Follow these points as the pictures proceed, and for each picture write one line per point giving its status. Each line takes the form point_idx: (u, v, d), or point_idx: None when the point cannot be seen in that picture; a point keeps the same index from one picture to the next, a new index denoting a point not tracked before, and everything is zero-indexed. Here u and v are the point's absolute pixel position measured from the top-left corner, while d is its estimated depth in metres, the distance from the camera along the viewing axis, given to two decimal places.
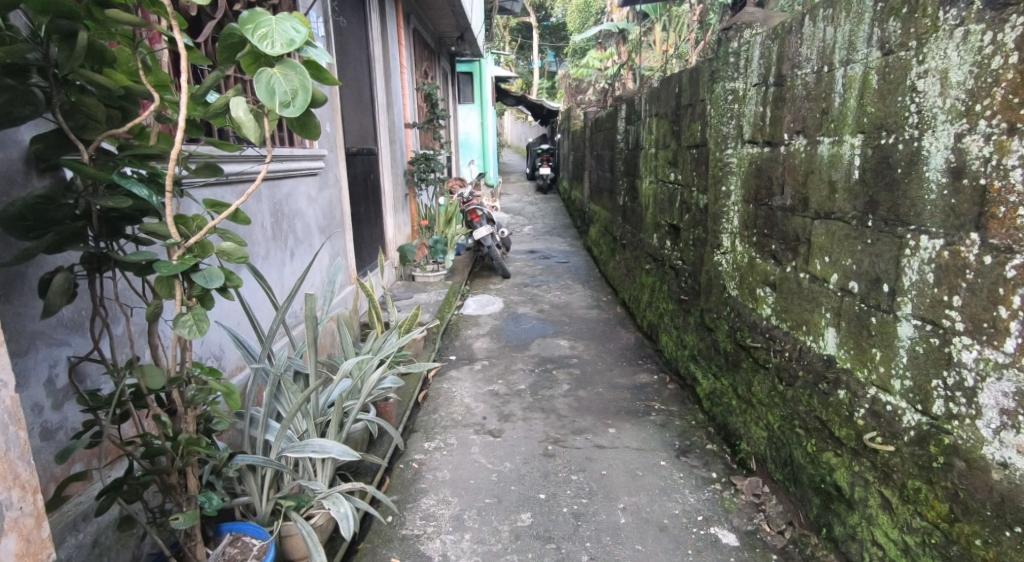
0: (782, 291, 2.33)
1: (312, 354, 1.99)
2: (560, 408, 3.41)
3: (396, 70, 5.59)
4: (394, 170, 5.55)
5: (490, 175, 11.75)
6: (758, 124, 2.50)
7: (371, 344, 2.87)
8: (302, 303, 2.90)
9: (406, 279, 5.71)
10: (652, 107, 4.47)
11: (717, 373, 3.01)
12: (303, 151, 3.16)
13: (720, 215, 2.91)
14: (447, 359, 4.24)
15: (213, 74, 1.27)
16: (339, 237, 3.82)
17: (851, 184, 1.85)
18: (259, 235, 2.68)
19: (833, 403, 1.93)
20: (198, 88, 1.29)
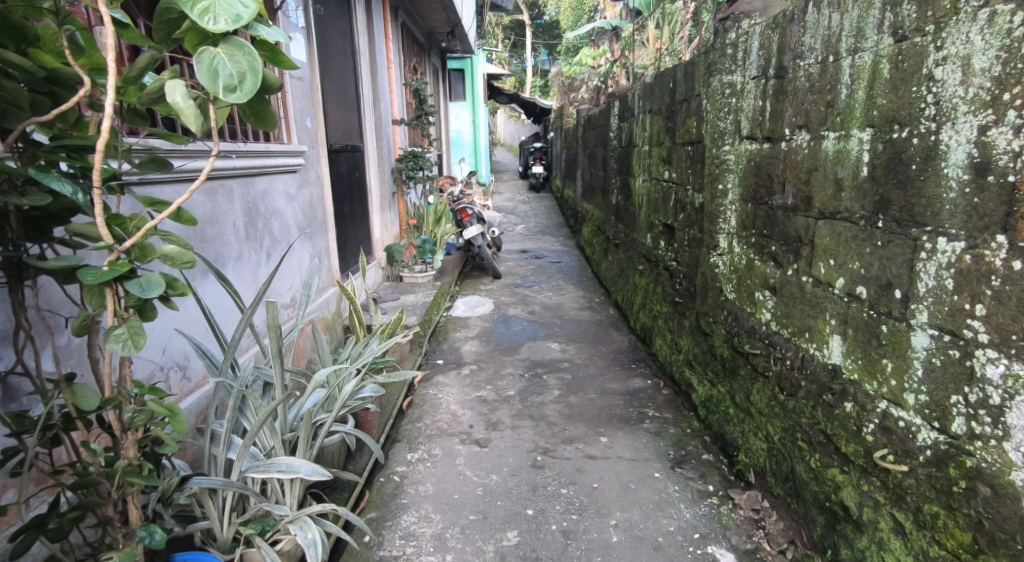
0: (782, 294, 2.21)
1: (276, 369, 1.83)
2: (550, 415, 3.28)
3: (382, 65, 5.43)
4: (382, 168, 5.40)
5: (483, 173, 11.62)
6: (757, 119, 2.37)
7: (351, 351, 2.73)
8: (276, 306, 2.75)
9: (394, 281, 5.57)
10: (646, 103, 4.34)
11: (714, 380, 2.89)
12: (280, 146, 3.01)
13: (717, 215, 2.78)
14: (434, 364, 4.11)
15: (146, 54, 1.12)
16: (321, 237, 3.69)
17: (859, 182, 1.72)
18: (230, 235, 2.56)
19: (839, 416, 1.81)
20: (130, 70, 1.14)
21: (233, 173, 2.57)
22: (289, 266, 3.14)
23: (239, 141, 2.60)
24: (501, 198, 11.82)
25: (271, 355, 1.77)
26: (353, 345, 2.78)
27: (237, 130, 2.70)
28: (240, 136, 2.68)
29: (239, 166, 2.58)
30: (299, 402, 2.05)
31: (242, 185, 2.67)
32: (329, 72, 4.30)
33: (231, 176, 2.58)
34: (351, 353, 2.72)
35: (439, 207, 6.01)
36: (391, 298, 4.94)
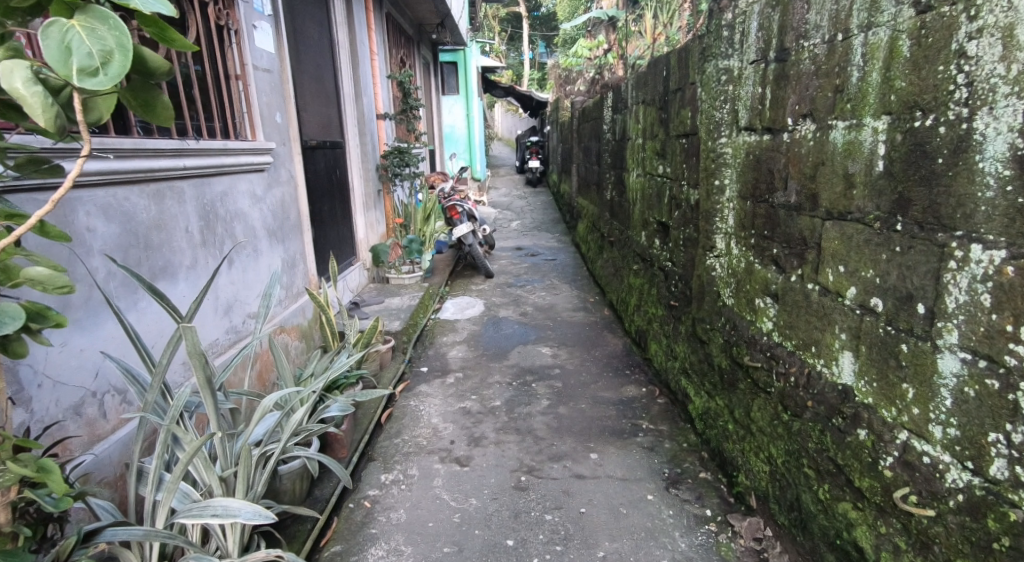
0: (784, 302, 2.00)
1: (207, 402, 1.60)
2: (537, 428, 3.07)
3: (364, 56, 5.20)
4: (366, 165, 5.18)
5: (477, 169, 11.38)
6: (757, 107, 2.15)
7: (315, 367, 2.54)
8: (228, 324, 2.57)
9: (380, 282, 5.35)
10: (640, 93, 4.11)
11: (711, 392, 2.68)
12: (243, 144, 2.77)
13: (712, 213, 2.56)
14: (418, 371, 3.90)
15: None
16: (295, 240, 3.47)
17: (872, 178, 1.50)
18: (184, 241, 2.32)
19: (850, 444, 1.60)
20: None
21: (185, 174, 2.33)
22: (255, 272, 2.93)
23: (190, 140, 2.36)
24: (495, 194, 11.58)
25: (196, 386, 1.54)
26: (317, 360, 2.59)
27: (190, 127, 2.45)
28: (194, 134, 2.43)
29: (191, 166, 2.34)
30: (246, 430, 1.86)
31: (197, 186, 2.44)
32: (303, 64, 4.08)
33: (184, 177, 2.34)
34: (315, 369, 2.53)
35: (427, 204, 5.79)
36: (375, 301, 4.73)
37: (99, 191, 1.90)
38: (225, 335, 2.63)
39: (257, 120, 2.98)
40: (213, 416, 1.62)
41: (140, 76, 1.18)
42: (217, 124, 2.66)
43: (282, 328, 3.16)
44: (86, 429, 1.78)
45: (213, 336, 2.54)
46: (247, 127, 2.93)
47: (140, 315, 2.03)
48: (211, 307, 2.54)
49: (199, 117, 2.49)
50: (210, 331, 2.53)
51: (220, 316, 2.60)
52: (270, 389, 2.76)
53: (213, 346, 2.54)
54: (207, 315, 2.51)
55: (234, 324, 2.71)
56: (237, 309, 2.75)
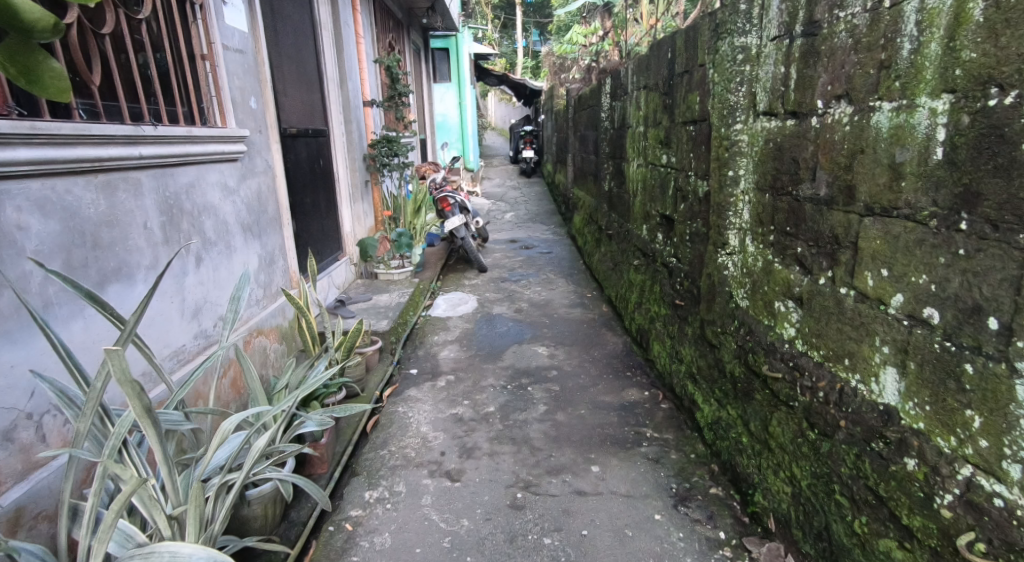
0: (811, 308, 1.80)
1: (149, 432, 1.37)
2: (534, 438, 2.87)
3: (350, 40, 4.96)
4: (352, 154, 4.94)
5: (471, 159, 11.13)
6: (779, 89, 1.95)
7: (290, 380, 2.30)
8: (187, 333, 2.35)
9: (368, 278, 5.12)
10: (641, 78, 3.89)
11: (721, 400, 2.48)
12: (211, 130, 2.53)
13: (725, 206, 2.35)
14: (407, 374, 3.69)
15: None
16: (274, 234, 3.26)
17: (927, 167, 1.30)
18: (142, 239, 2.08)
19: (895, 474, 1.40)
20: None
21: (142, 163, 2.09)
22: (228, 271, 2.70)
23: (147, 125, 2.11)
24: (489, 184, 11.33)
25: (133, 418, 1.31)
26: (293, 370, 2.35)
27: (147, 111, 2.20)
28: (151, 120, 2.18)
29: (148, 155, 2.09)
30: (203, 460, 1.62)
31: (158, 178, 2.20)
32: (282, 46, 3.84)
33: (141, 167, 2.10)
34: (290, 382, 2.29)
35: (418, 196, 5.57)
36: (361, 298, 4.50)
37: (33, 183, 1.68)
38: (193, 340, 2.41)
39: (229, 105, 2.73)
40: (158, 449, 1.39)
41: (20, 33, 1.18)
42: (179, 109, 2.41)
43: (257, 330, 2.96)
44: (20, 456, 1.55)
45: (179, 342, 2.33)
46: (216, 113, 2.68)
47: (86, 323, 1.80)
48: (177, 309, 2.32)
49: (157, 101, 2.24)
50: (176, 336, 2.31)
51: (188, 320, 2.38)
52: (245, 395, 2.57)
53: (180, 353, 2.32)
54: (172, 319, 2.29)
55: (205, 328, 2.49)
56: (208, 311, 2.53)
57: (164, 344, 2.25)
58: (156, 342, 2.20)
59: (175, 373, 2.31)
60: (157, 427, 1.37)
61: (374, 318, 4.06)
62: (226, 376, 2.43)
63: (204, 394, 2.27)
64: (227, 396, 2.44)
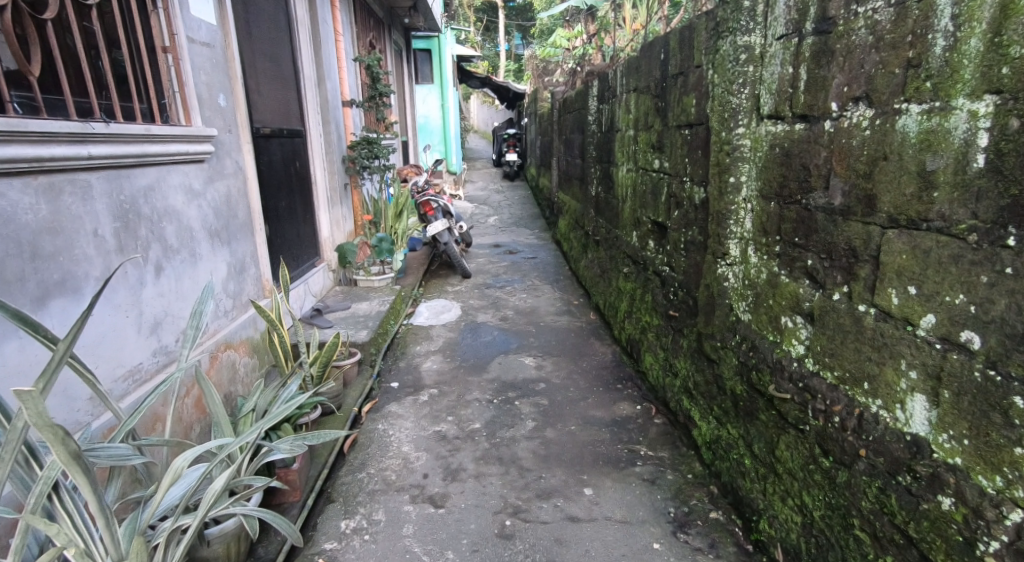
0: (822, 324, 1.68)
1: (79, 479, 1.26)
2: (523, 458, 2.74)
3: (328, 38, 4.81)
4: (331, 156, 4.77)
5: (453, 162, 10.94)
6: (787, 91, 1.83)
7: (257, 403, 2.15)
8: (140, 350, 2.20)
9: (346, 284, 4.95)
10: (630, 80, 3.78)
11: (720, 417, 2.35)
12: (173, 129, 2.37)
13: (725, 214, 2.22)
14: (387, 389, 3.53)
15: None
16: (243, 241, 3.10)
17: (965, 177, 1.21)
18: (92, 248, 1.94)
19: (927, 514, 1.30)
20: None
21: (91, 164, 1.93)
22: (192, 280, 2.56)
23: (97, 122, 1.96)
24: (472, 187, 11.17)
25: (61, 463, 1.21)
26: (261, 391, 2.20)
27: (99, 107, 2.05)
28: (102, 116, 2.02)
29: (98, 155, 1.94)
30: (151, 502, 1.49)
31: (111, 180, 2.04)
32: (254, 43, 3.70)
33: (91, 168, 1.95)
34: (258, 405, 2.14)
35: (399, 199, 5.42)
36: (340, 306, 4.33)
37: None
38: (152, 358, 2.27)
39: (194, 102, 2.59)
40: (91, 498, 1.28)
41: None
42: (137, 106, 2.26)
43: (226, 344, 2.85)
44: None
45: (135, 360, 2.19)
46: (179, 111, 2.53)
47: (22, 344, 1.63)
48: (133, 324, 2.18)
49: (110, 96, 2.08)
50: (131, 354, 2.17)
51: (146, 335, 2.25)
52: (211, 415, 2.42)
53: (136, 372, 2.18)
54: (127, 335, 2.15)
55: (165, 344, 2.35)
56: (170, 325, 2.38)
57: (117, 363, 2.11)
58: (108, 361, 2.07)
59: (131, 393, 2.17)
60: (90, 475, 1.27)
61: (353, 328, 3.89)
62: (189, 395, 2.27)
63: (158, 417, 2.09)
64: (190, 416, 2.28)
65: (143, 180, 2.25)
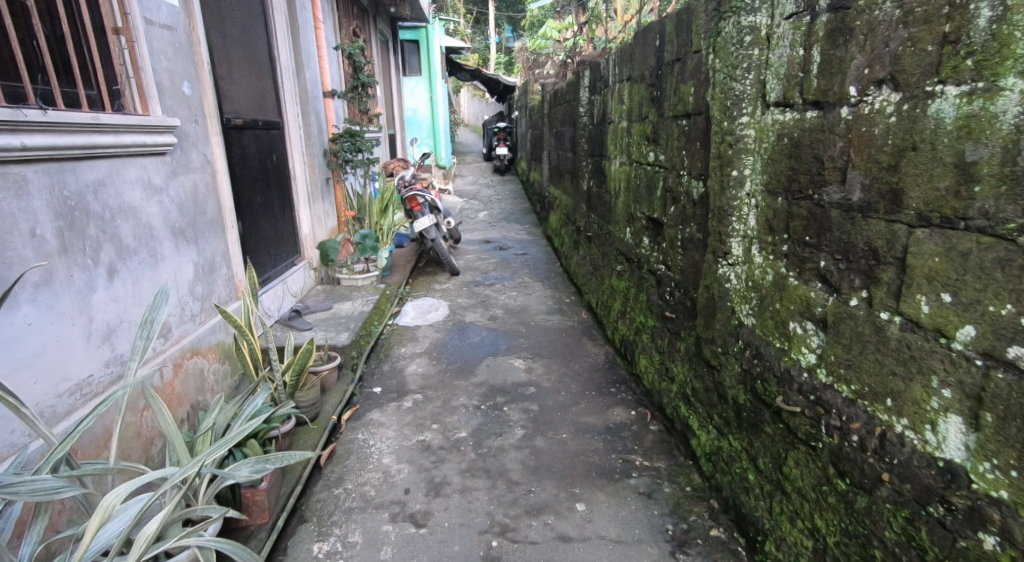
0: (834, 329, 1.52)
1: None
2: (511, 470, 2.61)
3: (308, 27, 4.64)
4: (311, 150, 4.59)
5: (443, 156, 10.63)
6: (797, 76, 1.68)
7: (216, 420, 2.07)
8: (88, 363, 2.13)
9: (328, 283, 4.76)
10: (623, 69, 3.62)
11: (721, 428, 2.20)
12: (126, 117, 2.29)
13: (727, 210, 2.06)
14: (370, 394, 3.38)
15: None
16: (213, 240, 2.96)
17: (1014, 169, 1.09)
18: (28, 249, 1.93)
19: (965, 552, 1.17)
20: None
21: (25, 156, 1.91)
22: (152, 282, 2.48)
23: (31, 109, 1.91)
24: (463, 182, 10.97)
25: None
26: (221, 408, 2.12)
27: (34, 93, 2.00)
28: (36, 102, 1.98)
29: (31, 146, 1.91)
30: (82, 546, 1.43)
31: (51, 174, 2.03)
32: (227, 32, 3.55)
33: (26, 161, 1.93)
34: (216, 423, 2.06)
35: (384, 194, 5.26)
36: (321, 306, 4.15)
37: None
38: (104, 369, 2.20)
39: (152, 88, 2.51)
40: None
41: None
42: (81, 92, 2.19)
43: (192, 350, 2.73)
44: None
45: (83, 373, 2.11)
46: (135, 99, 2.45)
47: None
48: (81, 333, 2.11)
49: (46, 81, 2.03)
50: (78, 366, 2.09)
51: (97, 345, 2.17)
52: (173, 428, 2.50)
53: (84, 386, 2.10)
54: (74, 346, 2.08)
55: (120, 353, 2.28)
56: (125, 332, 2.31)
57: (63, 376, 2.03)
58: (52, 375, 1.99)
59: (79, 409, 2.09)
60: None
61: (333, 330, 3.71)
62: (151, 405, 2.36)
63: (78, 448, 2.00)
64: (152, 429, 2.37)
65: (91, 175, 2.19)
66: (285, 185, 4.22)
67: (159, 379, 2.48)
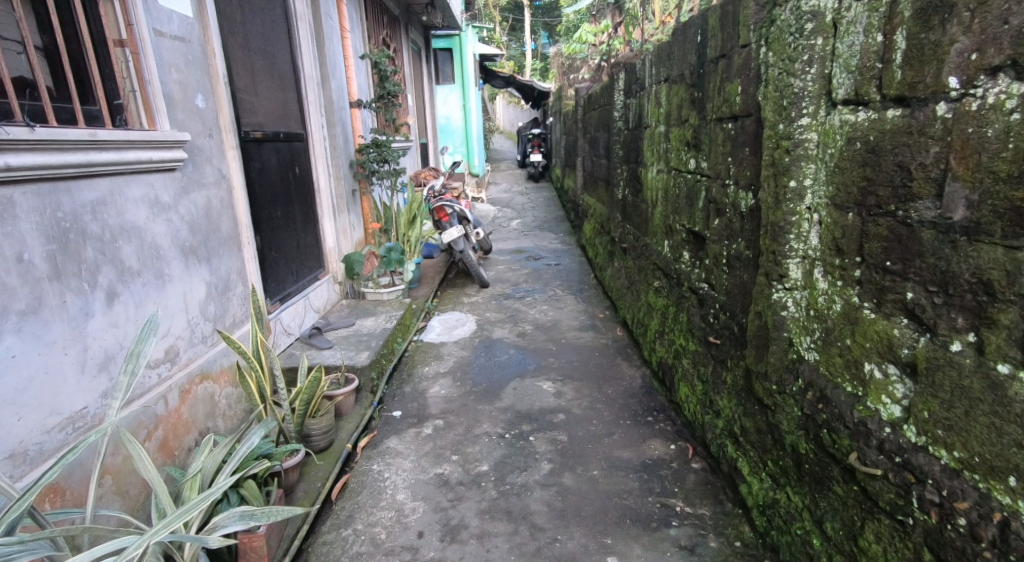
0: (921, 378, 1.27)
1: None
2: (536, 513, 2.35)
3: (334, 34, 4.48)
4: (336, 160, 4.40)
5: (475, 164, 10.52)
6: (875, 68, 1.39)
7: (205, 464, 1.92)
8: (81, 395, 1.90)
9: (353, 298, 4.57)
10: (661, 69, 3.33)
11: (777, 477, 1.90)
12: (130, 133, 2.06)
13: (782, 227, 1.74)
14: (388, 419, 3.15)
15: None
16: (227, 256, 2.74)
17: None
18: (13, 275, 1.72)
19: None
20: None
21: (9, 176, 1.70)
22: (158, 306, 2.24)
23: (17, 126, 1.70)
24: (496, 189, 10.75)
25: None
26: (210, 451, 1.97)
27: (21, 108, 1.80)
28: (25, 118, 1.77)
29: (16, 165, 1.70)
30: None
31: (43, 196, 1.82)
32: (249, 39, 3.40)
33: (12, 182, 1.72)
34: (205, 466, 1.92)
35: (413, 204, 5.06)
36: (343, 323, 3.94)
37: None
38: (99, 401, 1.97)
39: (159, 101, 2.26)
40: None
41: None
42: (76, 106, 1.97)
43: (202, 375, 2.47)
44: None
45: (77, 405, 1.88)
46: (140, 113, 2.21)
47: None
48: (74, 363, 1.88)
49: (37, 96, 1.83)
50: (70, 398, 1.86)
51: (92, 375, 1.94)
52: (177, 459, 2.26)
53: (77, 419, 1.88)
54: (65, 377, 1.85)
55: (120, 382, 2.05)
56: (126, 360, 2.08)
57: (52, 410, 1.81)
58: (38, 409, 1.76)
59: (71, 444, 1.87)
60: None
61: (353, 349, 3.49)
62: (152, 437, 2.14)
63: (66, 489, 1.81)
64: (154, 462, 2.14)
65: (86, 196, 1.95)
66: (309, 197, 4.03)
67: (162, 407, 2.21)
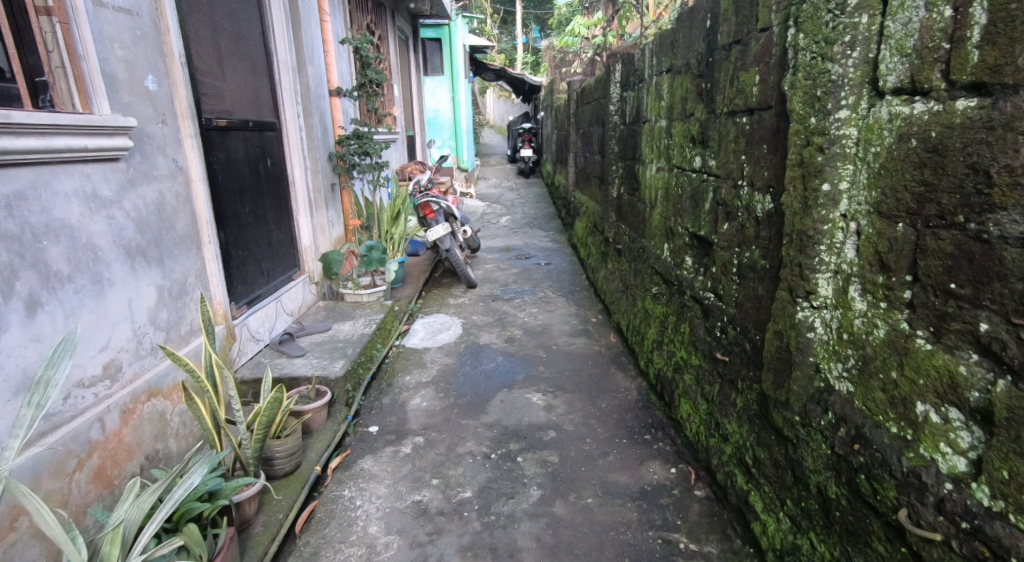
0: (997, 430, 1.08)
1: None
2: (523, 549, 2.11)
3: (312, 18, 4.20)
4: (314, 152, 4.13)
5: (464, 159, 10.25)
6: (942, 48, 1.16)
7: (128, 514, 1.68)
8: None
9: (332, 298, 4.31)
10: (663, 58, 3.08)
11: (800, 521, 1.66)
12: (56, 117, 1.78)
13: (810, 236, 1.48)
14: (364, 436, 2.89)
15: None
16: (184, 256, 2.46)
17: None
18: None
19: None
20: None
21: None
22: (94, 317, 1.96)
23: None
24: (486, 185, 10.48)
25: None
26: (135, 498, 1.73)
27: None
28: None
29: None
30: None
31: None
32: (215, 19, 3.13)
33: None
34: (129, 516, 1.67)
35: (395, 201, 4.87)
36: (317, 327, 3.66)
37: None
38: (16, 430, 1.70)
39: (96, 80, 1.98)
40: None
41: None
42: None
43: (151, 392, 2.19)
44: None
45: None
46: (71, 93, 1.93)
47: None
48: None
49: None
50: None
51: (5, 402, 1.67)
52: (117, 489, 1.99)
53: None
54: None
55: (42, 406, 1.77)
56: None
57: None
58: None
59: None
60: None
61: (327, 357, 3.22)
62: (84, 466, 1.87)
63: None
64: (86, 496, 1.88)
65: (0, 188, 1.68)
66: (282, 192, 3.76)
67: (98, 431, 1.92)
